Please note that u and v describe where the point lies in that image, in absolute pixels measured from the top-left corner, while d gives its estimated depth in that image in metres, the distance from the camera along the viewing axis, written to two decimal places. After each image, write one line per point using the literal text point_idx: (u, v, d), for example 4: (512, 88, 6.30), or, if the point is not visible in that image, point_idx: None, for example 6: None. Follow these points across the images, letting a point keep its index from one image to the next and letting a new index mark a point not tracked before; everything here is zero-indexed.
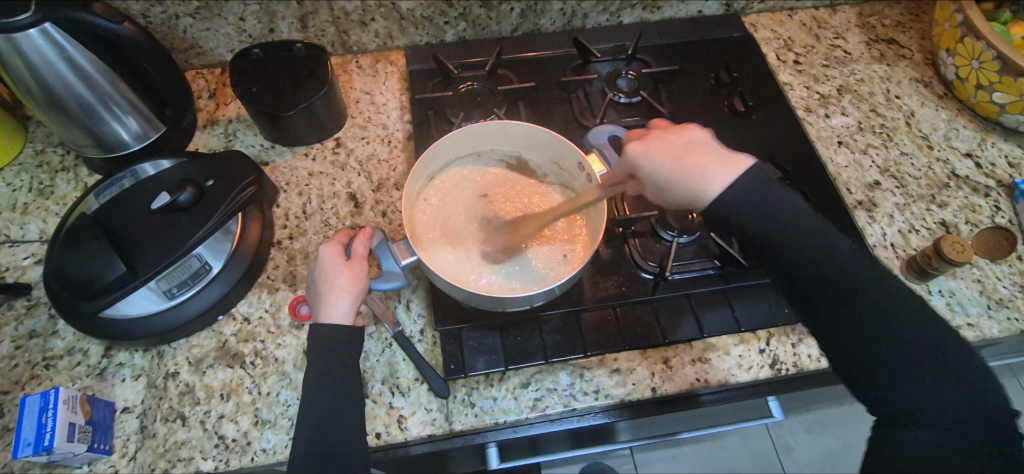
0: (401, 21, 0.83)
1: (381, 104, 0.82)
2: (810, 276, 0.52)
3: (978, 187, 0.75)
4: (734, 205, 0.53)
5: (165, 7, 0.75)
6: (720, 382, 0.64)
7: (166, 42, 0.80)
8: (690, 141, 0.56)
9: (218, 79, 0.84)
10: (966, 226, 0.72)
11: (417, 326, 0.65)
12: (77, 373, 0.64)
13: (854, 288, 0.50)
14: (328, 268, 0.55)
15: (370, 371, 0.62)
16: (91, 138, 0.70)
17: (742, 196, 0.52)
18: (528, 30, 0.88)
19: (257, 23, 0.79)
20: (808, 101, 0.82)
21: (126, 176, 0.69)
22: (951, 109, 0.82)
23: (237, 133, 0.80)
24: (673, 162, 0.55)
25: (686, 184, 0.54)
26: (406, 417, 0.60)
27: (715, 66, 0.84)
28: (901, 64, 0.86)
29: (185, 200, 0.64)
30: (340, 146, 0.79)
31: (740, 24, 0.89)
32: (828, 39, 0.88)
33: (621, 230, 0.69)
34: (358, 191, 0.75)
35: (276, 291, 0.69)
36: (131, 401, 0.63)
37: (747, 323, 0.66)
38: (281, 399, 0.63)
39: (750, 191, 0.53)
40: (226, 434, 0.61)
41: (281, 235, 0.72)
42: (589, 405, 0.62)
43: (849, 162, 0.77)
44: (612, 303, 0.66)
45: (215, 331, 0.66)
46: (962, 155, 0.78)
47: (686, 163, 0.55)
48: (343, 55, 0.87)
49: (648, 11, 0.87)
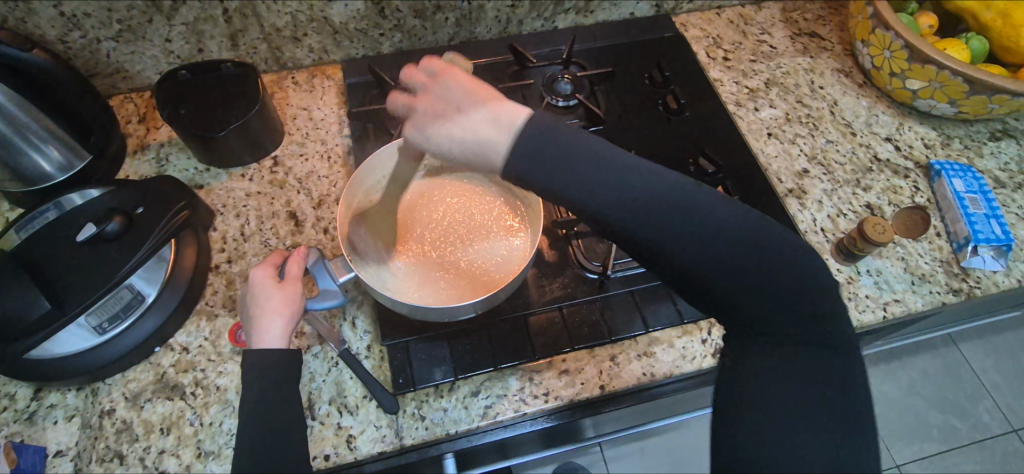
0: (335, 35, 0.82)
1: (319, 119, 0.81)
2: (687, 259, 0.44)
3: (898, 169, 0.79)
4: (575, 180, 0.43)
5: (83, 31, 0.72)
6: (667, 375, 0.65)
7: (88, 68, 0.77)
8: (475, 105, 0.46)
9: (147, 103, 0.81)
10: (889, 207, 0.76)
11: (363, 343, 0.65)
12: (3, 419, 0.61)
13: (730, 263, 0.44)
14: (260, 291, 0.54)
15: (317, 392, 0.61)
16: (10, 172, 0.67)
17: (521, 160, 0.43)
18: (465, 39, 0.88)
19: (184, 44, 0.77)
20: (739, 95, 0.85)
21: (49, 207, 0.65)
22: (871, 96, 0.86)
23: (169, 158, 0.77)
24: (453, 131, 0.46)
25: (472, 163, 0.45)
26: (355, 436, 0.59)
27: (649, 67, 0.87)
28: (823, 56, 0.90)
29: (112, 231, 0.62)
30: (278, 164, 0.77)
31: (671, 24, 0.91)
32: (755, 35, 0.92)
33: (564, 231, 0.70)
34: (298, 209, 0.74)
35: (216, 318, 0.67)
36: (64, 444, 0.60)
37: (690, 315, 0.68)
38: (225, 429, 0.61)
39: (556, 150, 0.43)
40: (168, 470, 0.59)
41: (219, 260, 0.70)
42: (539, 408, 0.63)
43: (779, 152, 0.80)
44: (557, 305, 0.67)
45: (152, 363, 0.64)
46: (883, 139, 0.82)
47: (462, 131, 0.45)
48: (277, 71, 0.85)
49: (581, 15, 0.89)
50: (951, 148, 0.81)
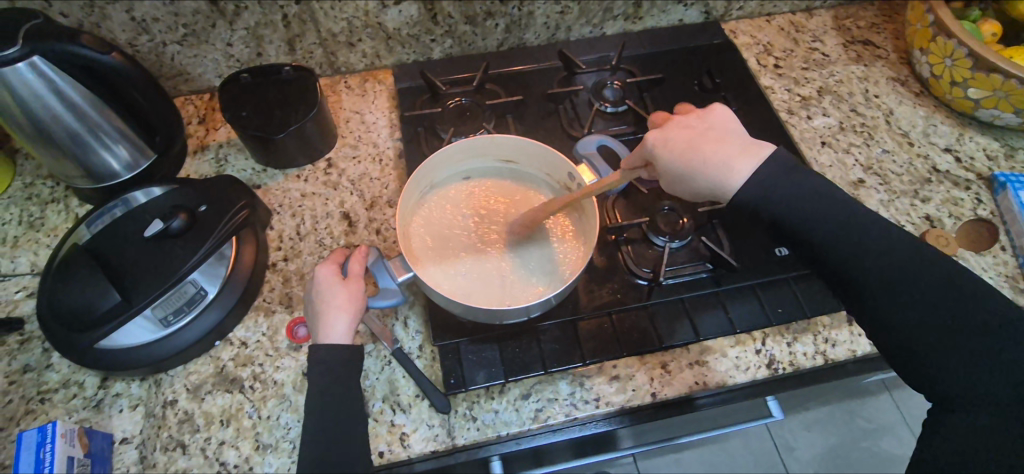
0: (388, 40, 0.84)
1: (372, 122, 0.83)
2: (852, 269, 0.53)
3: (959, 181, 0.78)
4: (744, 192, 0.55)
5: (151, 35, 0.75)
6: (719, 385, 0.65)
7: (154, 70, 0.80)
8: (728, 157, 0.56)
9: (207, 104, 0.84)
10: (949, 219, 0.74)
11: (415, 342, 0.66)
12: (73, 406, 0.63)
13: (869, 252, 0.53)
14: (325, 288, 0.57)
15: (371, 389, 0.63)
16: (80, 168, 0.70)
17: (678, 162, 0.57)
18: (514, 45, 0.89)
19: (244, 48, 0.80)
20: (790, 103, 0.84)
21: (117, 204, 0.68)
22: (928, 106, 0.84)
23: (228, 158, 0.80)
24: (687, 153, 0.57)
25: (710, 172, 0.56)
26: (408, 434, 0.61)
27: (698, 73, 0.86)
28: (878, 64, 0.88)
29: (178, 227, 0.64)
30: (332, 166, 0.79)
31: (720, 32, 0.91)
32: (806, 43, 0.91)
33: (614, 237, 0.70)
34: (351, 210, 0.76)
35: (273, 314, 0.68)
36: (129, 432, 0.62)
37: (742, 324, 0.67)
38: (282, 423, 0.62)
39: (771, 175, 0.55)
40: (228, 460, 0.61)
41: (276, 257, 0.72)
42: (590, 413, 0.63)
43: (833, 162, 0.79)
44: (607, 310, 0.66)
45: (212, 356, 0.66)
46: (941, 150, 0.80)
47: (697, 156, 0.56)
48: (331, 75, 0.88)
49: (630, 22, 0.89)
50: (1015, 160, 0.79)
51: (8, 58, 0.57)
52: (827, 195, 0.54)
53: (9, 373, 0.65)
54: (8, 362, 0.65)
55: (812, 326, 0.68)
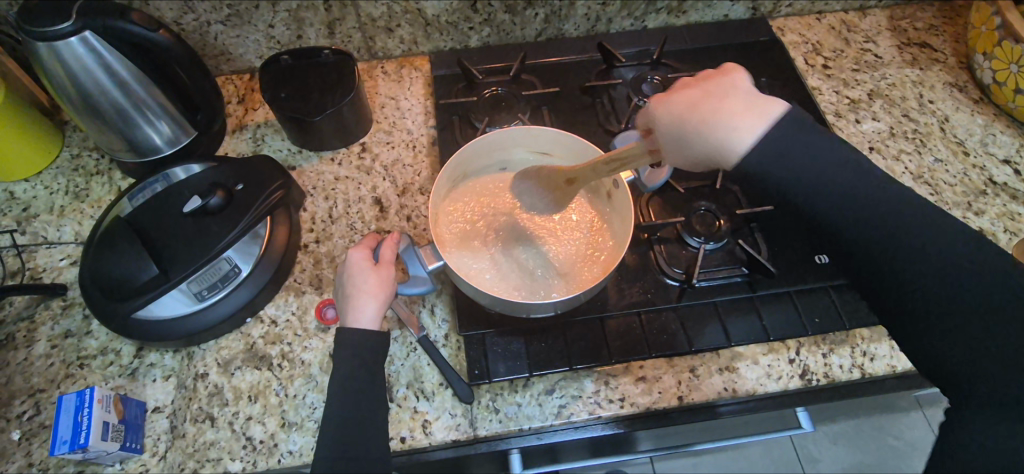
0: (427, 27, 0.83)
1: (406, 109, 0.83)
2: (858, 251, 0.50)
3: (1017, 194, 0.74)
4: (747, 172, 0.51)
5: (197, 14, 0.76)
6: (748, 392, 0.63)
7: (198, 49, 0.81)
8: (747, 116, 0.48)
9: (246, 85, 0.85)
10: (1004, 234, 0.71)
11: (441, 331, 0.65)
12: (110, 373, 0.65)
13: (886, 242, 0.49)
14: (356, 272, 0.57)
15: (395, 375, 0.63)
16: (126, 143, 0.72)
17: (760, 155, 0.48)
18: (552, 36, 0.88)
19: (285, 30, 0.80)
20: (838, 106, 0.81)
21: (158, 179, 0.70)
22: (987, 114, 0.80)
23: (265, 138, 0.81)
24: (690, 107, 0.50)
25: (711, 135, 0.49)
26: (430, 422, 0.61)
27: (742, 71, 0.84)
28: (934, 68, 0.84)
29: (216, 205, 0.65)
30: (366, 150, 0.80)
31: (767, 28, 0.88)
32: (858, 43, 0.87)
33: (647, 236, 0.69)
34: (383, 195, 0.76)
35: (303, 294, 0.69)
36: (162, 401, 0.64)
37: (776, 332, 0.65)
38: (308, 402, 0.63)
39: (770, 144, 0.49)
40: (254, 436, 0.62)
41: (308, 239, 0.73)
42: (614, 413, 0.62)
43: (880, 169, 0.76)
44: (636, 310, 0.65)
45: (243, 333, 0.67)
46: (1000, 161, 0.76)
47: (704, 107, 0.49)
48: (368, 60, 0.88)
49: (673, 15, 0.87)
50: None
51: (62, 32, 0.59)
52: (838, 180, 0.49)
53: (51, 337, 0.67)
54: (51, 327, 0.68)
55: (845, 339, 0.65)
